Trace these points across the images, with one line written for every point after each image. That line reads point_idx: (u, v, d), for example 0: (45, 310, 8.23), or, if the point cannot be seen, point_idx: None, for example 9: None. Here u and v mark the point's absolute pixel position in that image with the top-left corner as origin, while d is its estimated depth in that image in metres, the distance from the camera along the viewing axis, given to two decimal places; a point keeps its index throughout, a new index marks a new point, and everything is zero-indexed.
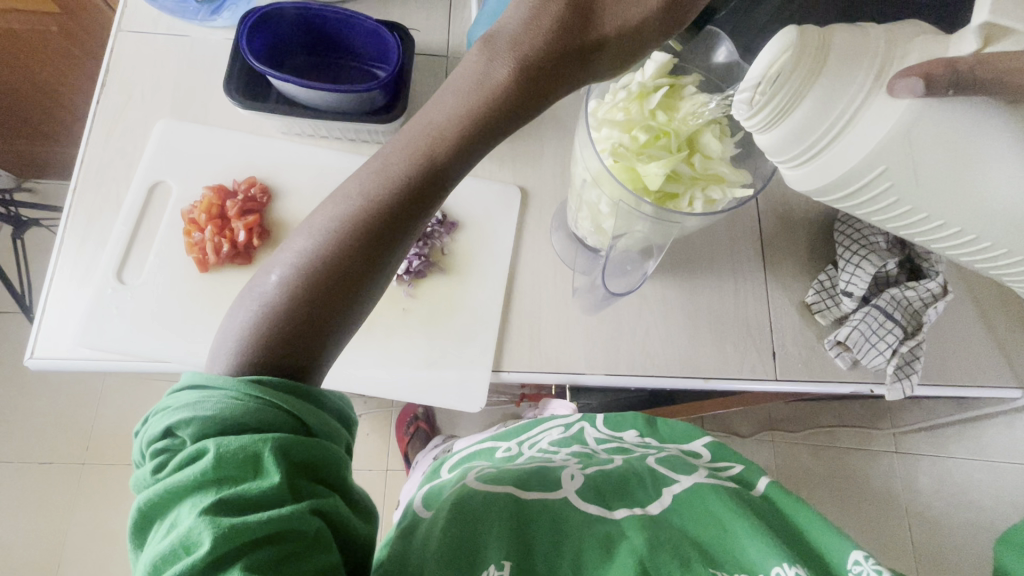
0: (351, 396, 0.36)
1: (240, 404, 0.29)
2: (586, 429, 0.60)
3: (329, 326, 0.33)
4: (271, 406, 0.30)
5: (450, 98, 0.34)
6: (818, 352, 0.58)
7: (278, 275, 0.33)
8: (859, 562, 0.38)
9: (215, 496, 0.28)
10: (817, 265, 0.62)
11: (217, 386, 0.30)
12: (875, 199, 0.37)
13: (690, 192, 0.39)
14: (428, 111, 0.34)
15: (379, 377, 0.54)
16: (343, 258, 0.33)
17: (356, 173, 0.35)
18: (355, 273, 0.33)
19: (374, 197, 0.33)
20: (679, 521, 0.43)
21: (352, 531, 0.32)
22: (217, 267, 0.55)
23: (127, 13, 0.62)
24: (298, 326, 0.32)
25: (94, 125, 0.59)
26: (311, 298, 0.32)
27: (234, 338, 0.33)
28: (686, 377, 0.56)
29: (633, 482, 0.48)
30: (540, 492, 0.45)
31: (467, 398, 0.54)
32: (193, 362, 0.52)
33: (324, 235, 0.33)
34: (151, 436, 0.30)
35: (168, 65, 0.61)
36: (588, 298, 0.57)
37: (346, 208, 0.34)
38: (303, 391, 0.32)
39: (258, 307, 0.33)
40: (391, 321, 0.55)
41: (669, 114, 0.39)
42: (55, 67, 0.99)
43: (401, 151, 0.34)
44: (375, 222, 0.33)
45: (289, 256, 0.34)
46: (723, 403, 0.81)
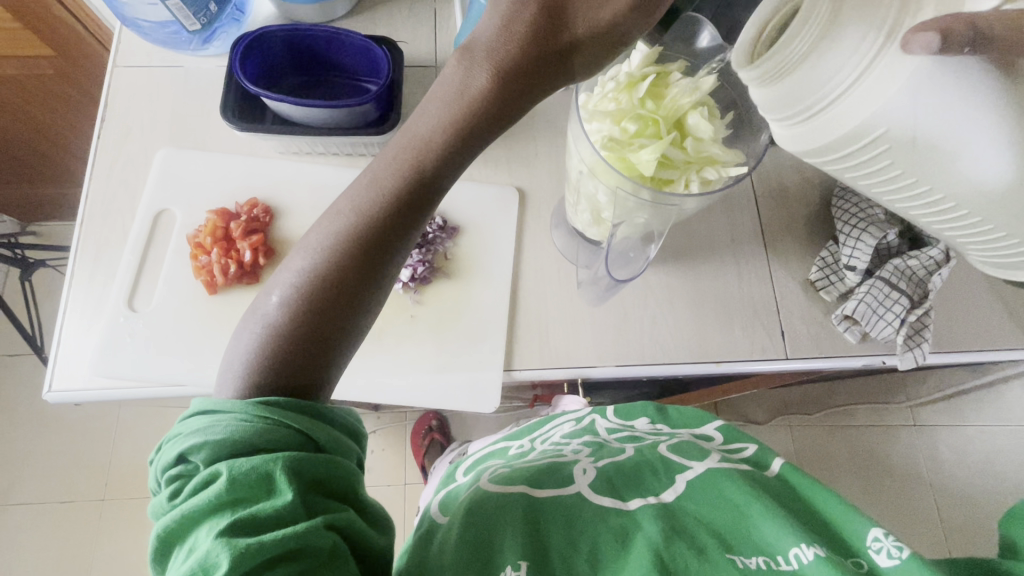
0: (358, 407, 0.37)
1: (249, 424, 0.30)
2: (598, 420, 0.60)
3: (333, 341, 0.34)
4: (279, 423, 0.30)
5: (434, 110, 0.34)
6: (826, 328, 0.59)
7: (279, 296, 0.34)
8: (878, 539, 0.39)
9: (230, 518, 0.28)
10: (818, 242, 0.62)
11: (226, 409, 0.30)
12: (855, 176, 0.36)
13: (685, 175, 0.39)
14: (413, 123, 0.35)
15: (394, 385, 0.54)
16: (341, 274, 0.33)
17: (348, 189, 0.36)
18: (355, 289, 0.34)
19: (367, 212, 0.34)
20: (693, 505, 0.43)
21: (367, 543, 0.32)
22: (226, 288, 0.55)
23: (121, 49, 0.64)
24: (302, 344, 0.33)
25: (96, 161, 0.60)
26: (313, 317, 0.33)
27: (241, 361, 0.33)
28: (696, 362, 0.57)
29: (645, 472, 0.47)
30: (552, 488, 0.45)
31: (481, 400, 0.54)
32: (209, 385, 0.53)
33: (320, 254, 0.34)
34: (165, 463, 0.30)
35: (164, 97, 0.62)
36: (592, 290, 0.57)
37: (339, 225, 0.34)
38: (310, 408, 0.33)
39: (262, 328, 0.33)
40: (401, 329, 0.56)
41: (657, 101, 0.39)
42: (54, 111, 1.02)
43: (391, 165, 0.35)
44: (371, 238, 0.34)
45: (288, 277, 0.34)
46: (733, 386, 0.80)
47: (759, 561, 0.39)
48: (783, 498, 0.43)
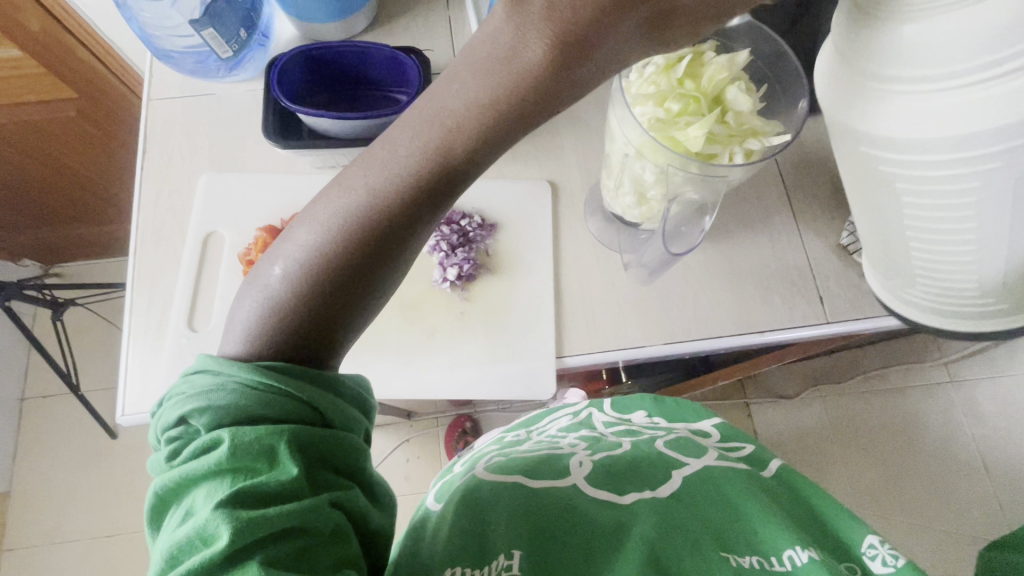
0: (368, 383, 0.38)
1: (254, 395, 0.30)
2: (594, 414, 0.61)
3: (339, 321, 0.35)
4: (289, 396, 0.31)
5: (472, 80, 0.32)
6: (863, 290, 0.60)
7: (283, 269, 0.35)
8: (874, 547, 0.40)
9: (230, 488, 0.28)
10: (846, 207, 0.63)
11: (232, 373, 0.31)
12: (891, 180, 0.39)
13: (729, 148, 0.41)
14: (447, 91, 0.33)
15: (453, 380, 0.56)
16: (348, 256, 0.34)
17: (355, 163, 0.35)
18: (364, 270, 0.34)
19: (375, 191, 0.34)
20: (692, 499, 0.43)
21: (367, 523, 0.33)
22: None
23: (154, 82, 0.66)
24: (317, 320, 0.34)
25: (143, 191, 0.62)
26: (329, 295, 0.34)
27: (242, 327, 0.35)
28: (741, 333, 0.58)
29: (644, 465, 0.48)
30: (548, 479, 0.44)
31: (537, 387, 0.56)
32: None
33: (327, 229, 0.34)
34: (166, 424, 0.31)
35: (201, 124, 0.65)
36: (641, 270, 0.59)
37: (348, 201, 0.34)
38: (321, 379, 0.34)
39: (264, 298, 0.35)
40: (452, 326, 0.58)
41: (696, 80, 0.41)
42: (75, 151, 1.05)
43: (406, 145, 0.34)
44: (382, 221, 0.34)
45: (295, 249, 0.35)
46: (755, 365, 0.83)
47: (752, 560, 0.38)
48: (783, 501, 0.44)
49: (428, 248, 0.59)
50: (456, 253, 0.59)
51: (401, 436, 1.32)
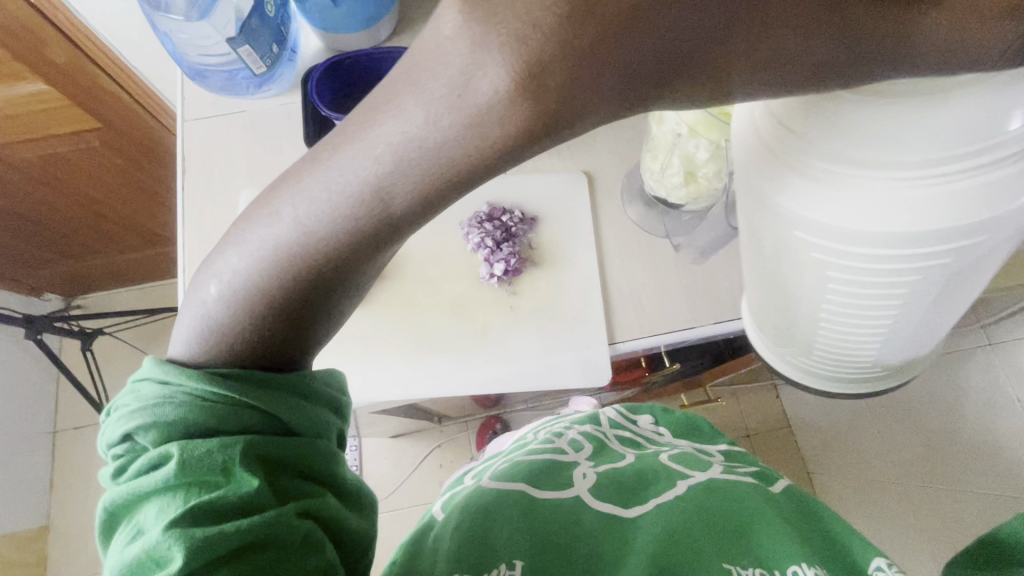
0: (341, 377, 0.37)
1: (206, 409, 0.30)
2: (604, 413, 0.62)
3: (292, 349, 0.33)
4: (242, 406, 0.31)
5: (422, 112, 0.23)
6: None
7: (217, 294, 0.32)
8: (880, 569, 0.38)
9: (183, 505, 0.28)
10: None
11: (180, 386, 0.30)
12: (891, 257, 0.32)
13: None
14: (387, 124, 0.24)
15: (509, 373, 0.56)
16: (286, 297, 0.30)
17: (285, 188, 0.28)
18: (319, 295, 0.31)
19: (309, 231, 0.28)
20: (697, 501, 0.45)
21: (344, 527, 0.32)
22: None
23: (187, 103, 0.67)
24: (280, 337, 0.32)
25: (186, 210, 0.63)
26: (282, 316, 0.31)
27: (186, 344, 0.33)
28: None
29: (648, 477, 0.49)
30: (553, 491, 0.45)
31: (593, 374, 0.56)
32: None
33: (256, 259, 0.30)
34: (110, 441, 0.30)
35: (237, 140, 0.66)
36: (693, 250, 0.59)
37: (278, 234, 0.29)
38: (280, 383, 0.33)
39: (203, 322, 0.32)
40: (504, 321, 0.58)
41: None
42: (97, 181, 1.07)
43: (337, 191, 0.26)
44: (320, 267, 0.29)
45: (229, 271, 0.31)
46: None
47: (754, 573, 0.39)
48: (788, 512, 0.45)
49: (473, 246, 0.59)
50: (502, 249, 0.59)
51: (433, 442, 1.32)
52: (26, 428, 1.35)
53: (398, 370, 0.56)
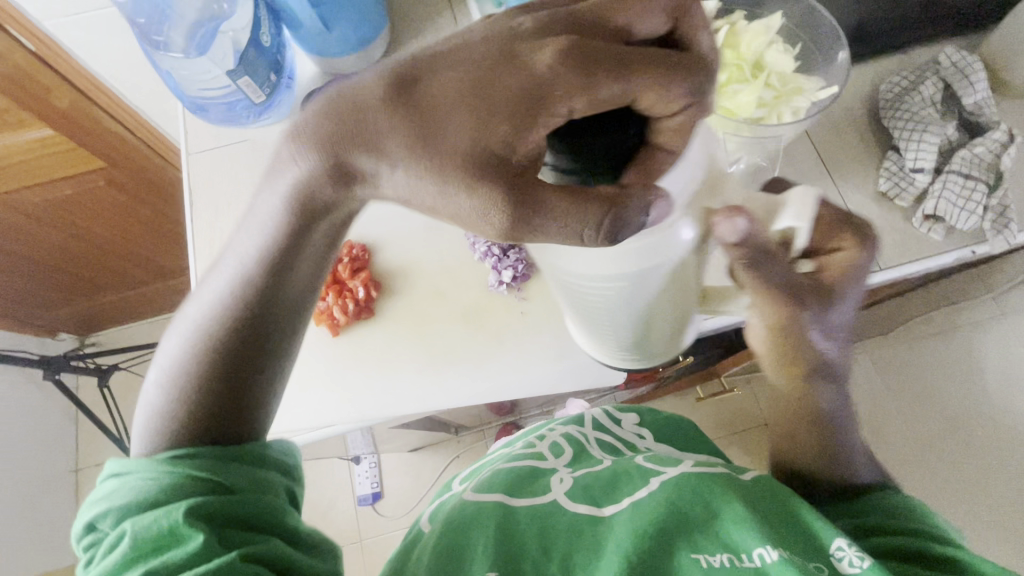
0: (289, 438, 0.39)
1: (153, 483, 0.32)
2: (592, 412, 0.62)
3: (242, 413, 0.36)
4: (187, 475, 0.32)
5: (273, 203, 0.31)
6: (910, 233, 0.61)
7: (156, 383, 0.36)
8: (842, 548, 0.38)
9: (145, 568, 0.30)
10: (878, 155, 0.64)
11: (132, 471, 0.32)
12: (606, 281, 0.32)
13: (776, 111, 0.42)
14: (258, 207, 0.33)
15: (525, 378, 0.57)
16: (222, 362, 0.35)
17: (205, 280, 0.37)
18: (248, 357, 0.35)
19: (223, 300, 0.35)
20: (669, 498, 0.43)
21: (297, 566, 0.33)
22: (347, 328, 0.59)
23: (189, 137, 0.68)
24: (214, 414, 0.35)
25: (197, 242, 0.64)
26: (217, 381, 0.35)
27: (140, 434, 0.36)
28: None
29: (621, 478, 0.47)
30: (529, 498, 0.46)
31: (610, 374, 0.57)
32: (357, 419, 0.56)
33: (188, 339, 0.35)
34: (77, 534, 0.33)
35: (241, 170, 0.67)
36: None
37: (211, 307, 0.35)
38: (221, 453, 0.34)
39: (146, 412, 0.36)
40: (516, 327, 0.59)
41: (734, 50, 0.42)
42: (101, 221, 1.09)
43: (246, 263, 0.34)
44: (248, 326, 0.35)
45: (166, 359, 0.36)
46: None
47: (721, 559, 0.39)
48: (769, 498, 0.43)
49: (480, 255, 0.60)
50: (509, 255, 0.59)
51: (450, 453, 1.33)
52: (50, 468, 1.36)
53: (415, 384, 0.57)
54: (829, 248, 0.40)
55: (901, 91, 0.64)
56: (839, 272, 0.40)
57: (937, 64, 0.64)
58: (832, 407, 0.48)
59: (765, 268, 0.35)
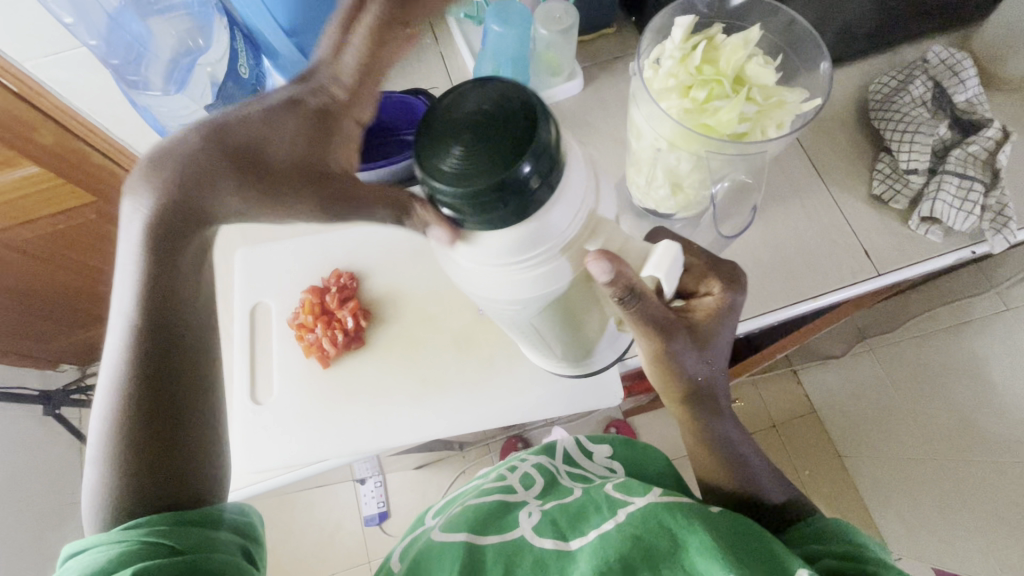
0: (245, 502, 0.40)
1: (104, 554, 0.31)
2: (563, 448, 0.67)
3: (184, 455, 0.36)
4: (139, 541, 0.32)
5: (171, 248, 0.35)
6: (906, 236, 0.59)
7: (94, 469, 0.34)
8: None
9: None
10: (871, 157, 0.63)
11: (79, 547, 0.32)
12: (506, 300, 0.36)
13: (760, 125, 0.41)
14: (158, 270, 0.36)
15: (518, 402, 0.56)
16: (150, 409, 0.35)
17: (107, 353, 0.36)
18: (176, 395, 0.36)
19: (133, 370, 0.35)
20: (632, 531, 0.45)
21: None
22: (338, 358, 0.58)
23: None
24: (159, 474, 0.35)
25: None
26: (149, 434, 0.35)
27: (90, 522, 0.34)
28: (796, 302, 0.58)
29: (589, 510, 0.50)
30: (497, 535, 0.48)
31: (605, 394, 0.56)
32: (350, 452, 0.55)
33: (112, 408, 0.35)
34: None
35: None
36: None
37: (125, 370, 0.35)
38: (174, 517, 0.34)
39: (94, 498, 0.34)
40: (508, 350, 0.58)
41: (713, 65, 0.41)
42: (95, 253, 1.09)
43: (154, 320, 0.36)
44: (164, 366, 0.36)
45: (93, 447, 0.35)
46: (790, 343, 0.74)
47: None
48: (726, 530, 0.45)
49: None
50: None
51: (456, 468, 1.32)
52: (57, 500, 1.37)
53: (408, 414, 0.56)
54: (701, 293, 0.46)
55: (890, 90, 0.63)
56: (706, 314, 0.44)
57: (926, 63, 0.63)
58: (722, 432, 0.51)
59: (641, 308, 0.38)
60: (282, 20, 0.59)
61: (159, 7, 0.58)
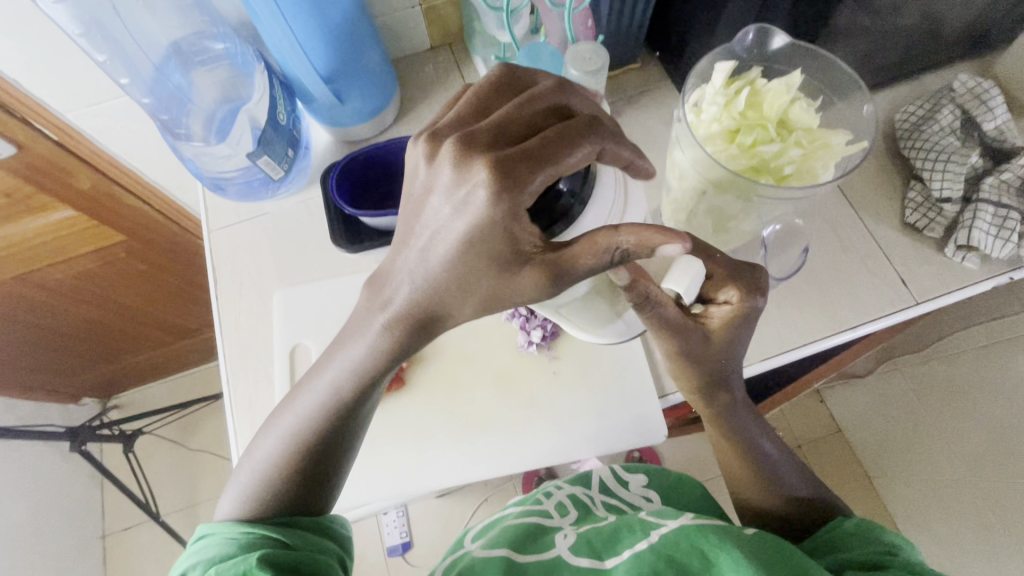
0: (349, 520, 0.47)
1: (233, 540, 0.40)
2: (603, 474, 0.65)
3: (320, 484, 0.44)
4: (261, 536, 0.40)
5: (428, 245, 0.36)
6: (943, 263, 0.59)
7: (251, 470, 0.44)
8: None
9: None
10: (902, 186, 0.63)
11: (217, 530, 0.41)
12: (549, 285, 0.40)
13: (806, 167, 0.41)
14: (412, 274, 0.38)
15: (560, 441, 0.56)
16: (317, 438, 0.43)
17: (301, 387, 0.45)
18: (338, 436, 0.44)
19: (304, 402, 0.44)
20: (664, 549, 0.44)
21: None
22: (379, 401, 0.58)
23: (210, 214, 0.69)
24: (296, 492, 0.43)
25: (223, 319, 0.64)
26: (305, 470, 0.44)
27: (232, 506, 0.44)
28: (836, 332, 0.57)
29: (623, 531, 0.49)
30: (533, 555, 0.49)
31: (649, 432, 0.55)
32: (393, 494, 0.55)
33: (286, 438, 0.43)
34: None
35: (261, 245, 0.67)
36: None
37: (317, 397, 0.43)
38: (290, 521, 0.42)
39: (238, 499, 0.44)
40: (549, 388, 0.57)
41: (758, 108, 0.42)
42: (122, 290, 1.10)
43: (345, 363, 0.42)
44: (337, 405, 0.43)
45: (261, 453, 0.45)
46: (826, 370, 0.73)
47: None
48: (765, 552, 0.42)
49: (508, 316, 0.59)
50: (537, 313, 0.58)
51: (478, 496, 1.31)
52: (79, 536, 1.36)
53: (450, 454, 0.56)
54: (721, 299, 0.43)
55: (918, 119, 0.63)
56: (723, 321, 0.44)
57: (952, 91, 0.64)
58: (757, 442, 0.51)
59: (657, 315, 0.41)
60: (320, 68, 0.59)
61: (201, 62, 0.61)
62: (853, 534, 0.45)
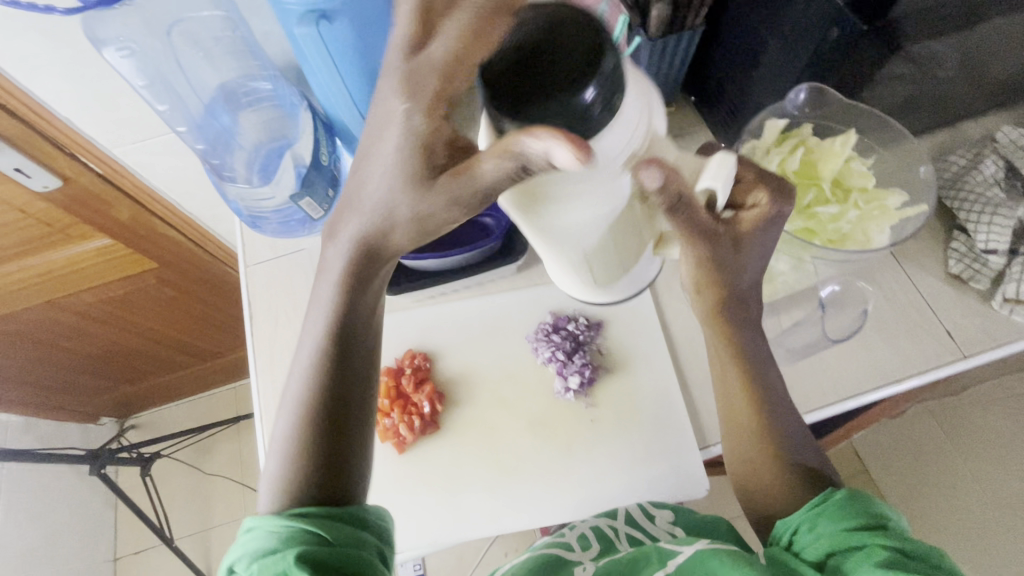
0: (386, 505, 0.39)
1: (276, 535, 0.34)
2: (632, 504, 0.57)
3: (351, 450, 0.39)
4: (307, 532, 0.34)
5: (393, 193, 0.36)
6: (990, 316, 0.58)
7: (278, 447, 0.39)
8: None
9: None
10: (944, 236, 0.62)
11: (258, 523, 0.35)
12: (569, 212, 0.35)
13: (862, 227, 0.41)
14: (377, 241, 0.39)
15: (597, 492, 0.54)
16: (332, 389, 0.39)
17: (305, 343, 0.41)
18: (353, 385, 0.40)
19: (317, 353, 0.40)
20: None
21: None
22: (414, 445, 0.57)
23: (247, 249, 0.70)
24: (328, 467, 0.38)
25: (258, 355, 0.64)
26: (330, 422, 0.39)
27: (265, 494, 0.38)
28: (881, 385, 0.56)
29: (640, 564, 0.46)
30: None
31: (689, 485, 0.54)
32: (426, 543, 0.54)
33: (304, 394, 0.39)
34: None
35: (297, 280, 0.68)
36: (778, 347, 0.58)
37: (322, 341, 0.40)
38: (331, 512, 0.36)
39: (268, 486, 0.38)
40: (585, 436, 0.57)
41: (813, 168, 0.42)
42: (148, 313, 1.11)
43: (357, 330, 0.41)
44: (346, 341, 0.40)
45: (281, 431, 0.39)
46: (865, 420, 0.71)
47: None
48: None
49: (545, 359, 0.59)
50: (574, 360, 0.58)
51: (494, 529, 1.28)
52: (90, 558, 1.35)
53: (485, 502, 0.55)
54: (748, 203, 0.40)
55: (960, 170, 0.63)
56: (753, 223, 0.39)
57: (994, 142, 0.63)
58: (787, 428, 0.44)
59: (686, 217, 0.36)
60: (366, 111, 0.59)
61: (248, 104, 0.62)
62: (844, 506, 0.37)
